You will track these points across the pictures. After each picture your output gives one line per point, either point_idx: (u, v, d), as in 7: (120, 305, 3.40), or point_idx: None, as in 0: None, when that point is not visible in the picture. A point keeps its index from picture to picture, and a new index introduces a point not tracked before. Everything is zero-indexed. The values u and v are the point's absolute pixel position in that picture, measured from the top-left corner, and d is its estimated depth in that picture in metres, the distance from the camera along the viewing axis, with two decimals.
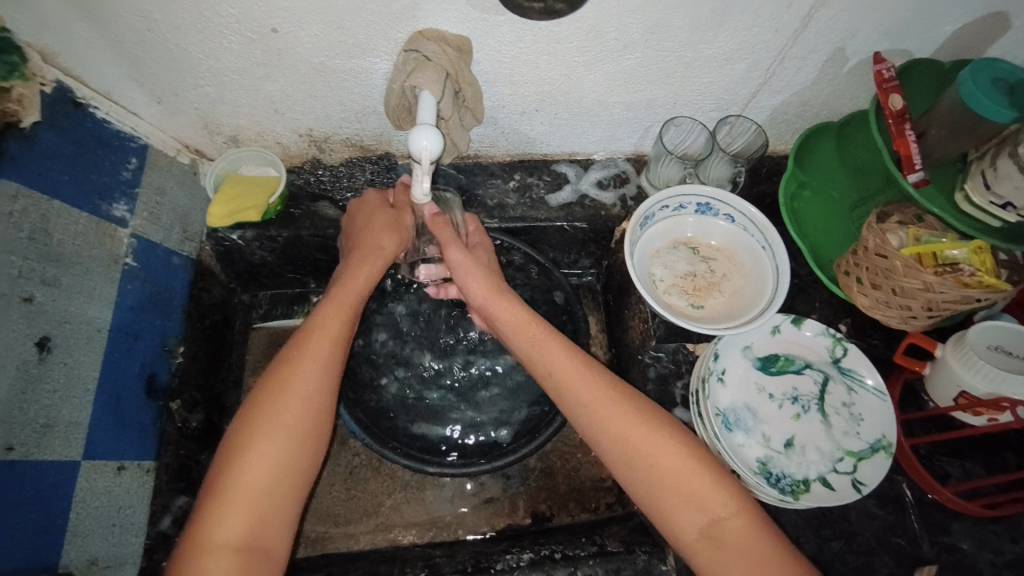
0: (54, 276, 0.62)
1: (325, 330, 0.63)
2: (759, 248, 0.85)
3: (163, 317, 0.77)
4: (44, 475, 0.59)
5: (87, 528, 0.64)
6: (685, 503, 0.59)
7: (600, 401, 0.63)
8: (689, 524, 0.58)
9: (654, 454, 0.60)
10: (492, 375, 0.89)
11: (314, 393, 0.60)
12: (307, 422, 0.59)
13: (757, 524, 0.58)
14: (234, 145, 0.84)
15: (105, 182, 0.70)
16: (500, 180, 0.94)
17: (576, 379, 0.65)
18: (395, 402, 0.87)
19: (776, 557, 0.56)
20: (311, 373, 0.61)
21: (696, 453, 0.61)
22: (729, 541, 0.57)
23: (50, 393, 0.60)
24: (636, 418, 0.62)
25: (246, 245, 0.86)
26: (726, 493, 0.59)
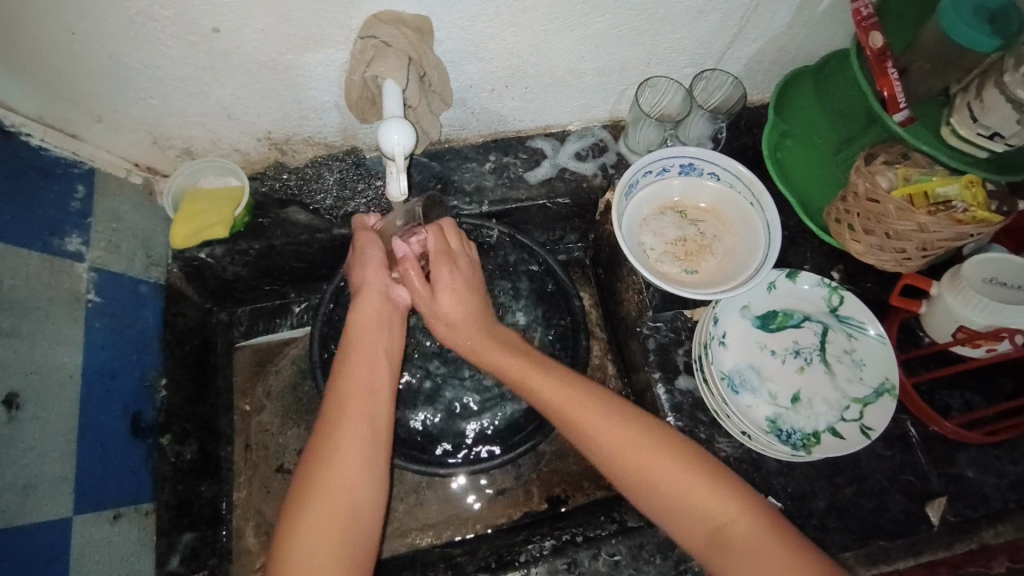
0: (12, 325, 0.57)
1: (354, 395, 0.62)
2: (748, 204, 0.83)
3: (139, 350, 0.73)
4: (34, 537, 0.56)
5: None
6: (688, 511, 0.57)
7: (590, 418, 0.62)
8: (695, 533, 0.57)
9: (655, 467, 0.58)
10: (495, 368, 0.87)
11: (359, 458, 0.59)
12: (359, 490, 0.58)
13: (763, 524, 0.56)
14: (189, 158, 0.79)
15: (53, 216, 0.64)
16: (475, 163, 0.90)
17: (563, 397, 0.64)
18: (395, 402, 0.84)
19: (791, 557, 0.54)
20: (354, 440, 0.59)
21: (693, 462, 0.59)
22: (732, 546, 0.55)
23: (26, 451, 0.56)
24: (631, 428, 0.61)
25: (216, 263, 0.81)
26: (725, 497, 0.57)
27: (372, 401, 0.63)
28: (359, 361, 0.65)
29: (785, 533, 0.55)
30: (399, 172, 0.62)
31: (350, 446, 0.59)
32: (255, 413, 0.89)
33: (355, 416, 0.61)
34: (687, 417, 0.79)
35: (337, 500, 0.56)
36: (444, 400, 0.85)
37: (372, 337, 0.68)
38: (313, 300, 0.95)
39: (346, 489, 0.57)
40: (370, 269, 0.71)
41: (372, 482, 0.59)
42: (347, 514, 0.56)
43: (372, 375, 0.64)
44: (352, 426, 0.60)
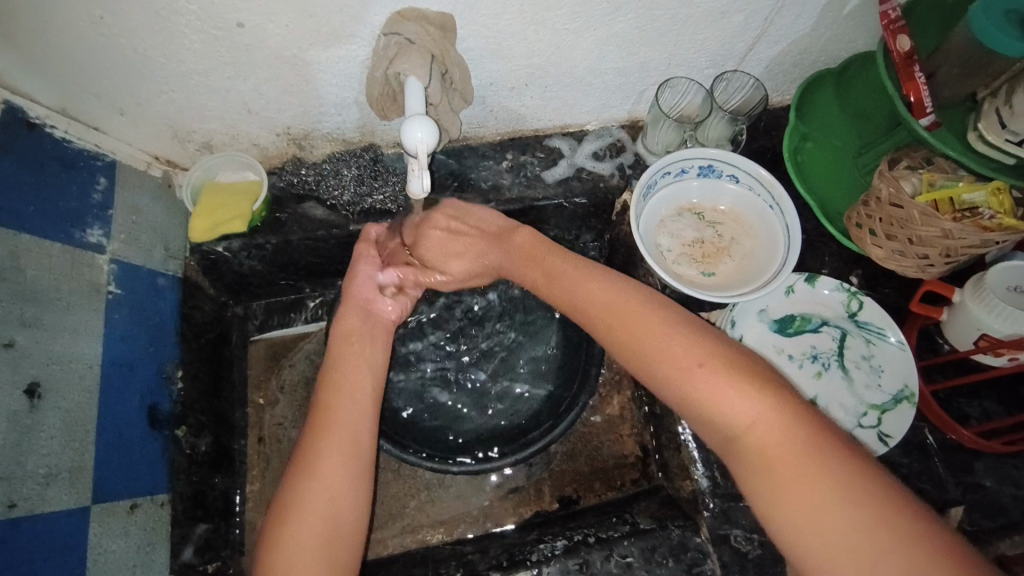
0: (34, 316, 0.57)
1: (334, 418, 0.60)
2: (767, 207, 0.83)
3: (157, 342, 0.73)
4: (54, 526, 0.56)
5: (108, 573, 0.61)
6: (709, 397, 0.52)
7: (619, 312, 0.60)
8: (714, 429, 0.53)
9: (677, 359, 0.55)
10: (510, 371, 0.87)
11: (337, 484, 0.57)
12: (337, 516, 0.56)
13: (791, 424, 0.49)
14: (208, 152, 0.79)
15: (75, 207, 0.65)
16: (492, 161, 0.89)
17: (597, 300, 0.62)
18: (409, 399, 0.85)
19: (808, 449, 0.48)
20: (333, 464, 0.58)
21: (717, 352, 0.54)
22: (750, 443, 0.50)
23: (47, 441, 0.56)
24: (653, 321, 0.58)
25: (233, 256, 0.81)
26: (749, 389, 0.51)
27: (354, 424, 0.61)
28: (343, 382, 0.64)
29: (807, 427, 0.49)
30: (421, 168, 0.62)
31: (330, 470, 0.57)
32: (268, 407, 0.89)
33: (333, 439, 0.59)
34: None
35: (314, 527, 0.54)
36: (457, 399, 0.86)
37: (356, 358, 0.66)
38: (327, 296, 0.95)
39: (323, 515, 0.55)
40: (358, 284, 0.73)
41: (348, 507, 0.57)
42: (327, 494, 0.56)
43: (352, 391, 0.63)
44: (332, 450, 0.58)
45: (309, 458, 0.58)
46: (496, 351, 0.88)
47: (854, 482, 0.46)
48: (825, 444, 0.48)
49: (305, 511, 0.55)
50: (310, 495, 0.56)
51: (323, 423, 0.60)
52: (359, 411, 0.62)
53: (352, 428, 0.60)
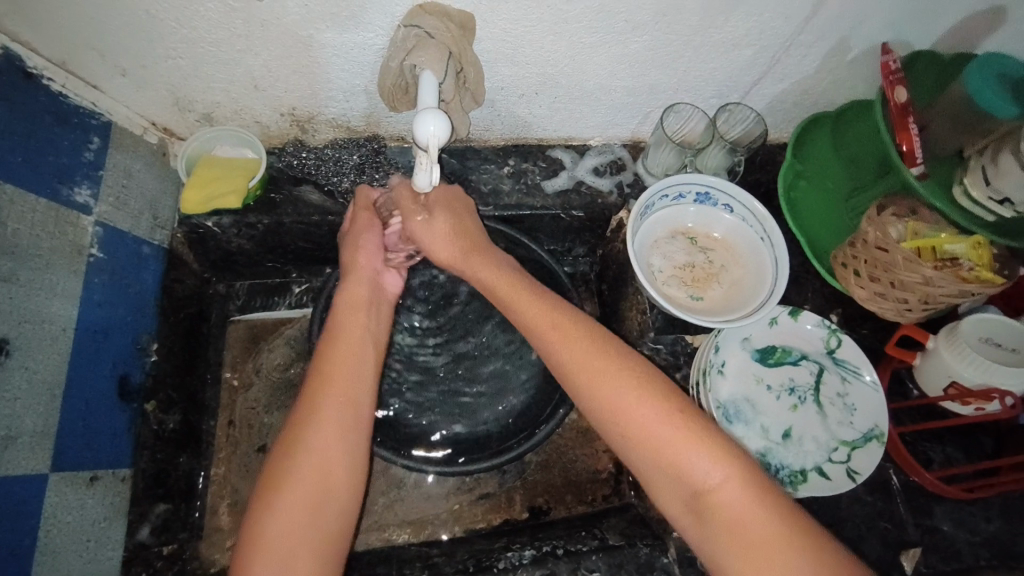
0: (10, 270, 0.55)
1: (332, 387, 0.59)
2: (758, 239, 0.85)
3: (134, 312, 0.71)
4: (8, 490, 0.53)
5: (59, 546, 0.58)
6: (673, 462, 0.54)
7: (594, 370, 0.59)
8: (670, 488, 0.55)
9: (655, 428, 0.55)
10: (493, 376, 0.87)
11: (332, 455, 0.57)
12: (329, 490, 0.56)
13: (747, 490, 0.53)
14: (207, 124, 0.77)
15: (65, 164, 0.63)
16: (494, 165, 0.90)
17: (577, 357, 0.59)
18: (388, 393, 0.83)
19: (771, 525, 0.51)
20: (326, 436, 0.57)
21: (687, 417, 0.56)
22: (707, 505, 0.53)
23: (10, 402, 0.54)
24: (626, 383, 0.57)
25: (222, 232, 0.80)
26: (710, 455, 0.54)
27: (350, 392, 0.60)
28: (341, 350, 0.62)
29: (768, 505, 0.52)
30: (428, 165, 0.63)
31: (323, 442, 0.57)
32: (242, 389, 0.87)
33: (329, 410, 0.58)
34: None
35: (304, 501, 0.54)
36: (436, 398, 0.85)
37: (359, 324, 0.65)
38: (313, 282, 0.94)
39: (312, 491, 0.55)
40: (366, 254, 0.70)
41: (341, 479, 0.57)
42: (319, 484, 0.55)
43: (355, 366, 0.62)
44: (327, 420, 0.58)
45: (302, 429, 0.57)
46: (480, 354, 0.87)
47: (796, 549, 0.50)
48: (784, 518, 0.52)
49: (294, 484, 0.55)
50: (301, 485, 0.55)
51: (319, 391, 0.59)
52: (357, 379, 0.61)
53: (350, 397, 0.60)
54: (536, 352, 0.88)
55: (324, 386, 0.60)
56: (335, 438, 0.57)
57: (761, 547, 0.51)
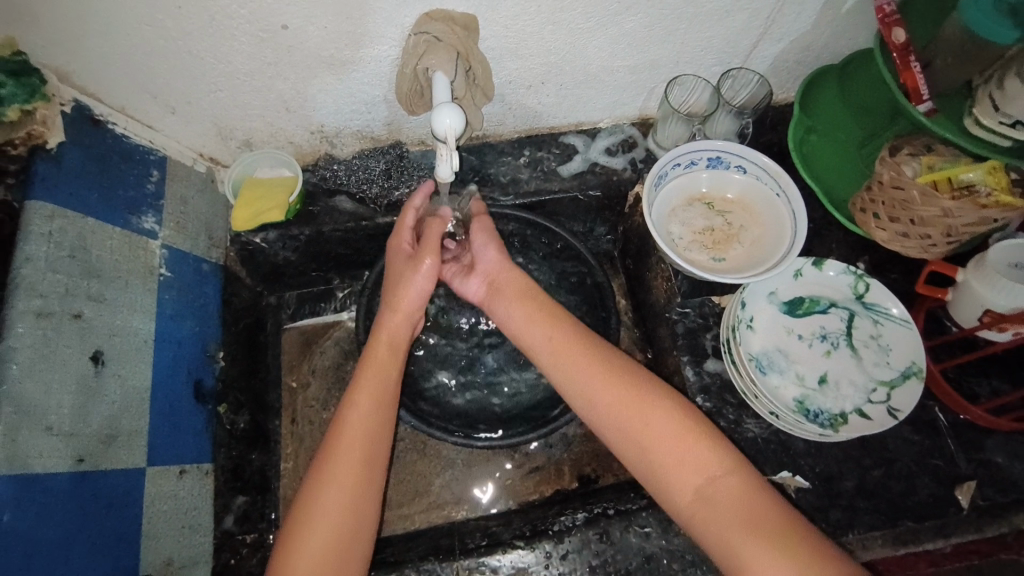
0: (99, 291, 0.63)
1: (352, 446, 0.63)
2: (774, 195, 0.87)
3: (202, 324, 0.78)
4: (116, 481, 0.61)
5: (160, 530, 0.65)
6: (684, 457, 0.62)
7: (605, 391, 0.67)
8: (687, 488, 0.61)
9: (671, 432, 0.63)
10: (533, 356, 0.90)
11: (356, 491, 0.61)
12: (353, 515, 0.60)
13: (748, 482, 0.60)
14: (247, 150, 0.85)
15: (132, 196, 0.71)
16: (510, 157, 0.94)
17: (578, 374, 0.69)
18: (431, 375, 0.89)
19: (765, 509, 0.59)
20: (344, 471, 0.62)
21: (687, 421, 0.64)
22: (722, 497, 0.60)
23: (110, 405, 0.62)
24: (646, 390, 0.66)
25: (269, 247, 0.87)
26: (718, 450, 0.62)
27: (369, 439, 0.64)
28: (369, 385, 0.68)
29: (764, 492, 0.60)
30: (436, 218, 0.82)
31: (342, 489, 0.61)
32: (301, 389, 0.94)
33: (355, 447, 0.63)
34: (715, 398, 0.81)
35: (329, 538, 0.58)
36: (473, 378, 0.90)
37: (384, 365, 0.70)
38: (355, 286, 1.00)
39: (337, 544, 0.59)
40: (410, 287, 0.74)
41: (364, 518, 0.61)
42: (343, 515, 0.60)
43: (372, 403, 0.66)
44: (348, 452, 0.63)
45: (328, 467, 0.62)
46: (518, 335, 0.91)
47: (805, 537, 0.57)
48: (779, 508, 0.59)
49: (324, 509, 0.60)
50: (319, 520, 0.59)
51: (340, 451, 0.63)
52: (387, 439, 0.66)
53: (367, 455, 0.63)
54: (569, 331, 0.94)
55: (345, 426, 0.64)
56: (354, 478, 0.61)
57: (763, 522, 0.57)
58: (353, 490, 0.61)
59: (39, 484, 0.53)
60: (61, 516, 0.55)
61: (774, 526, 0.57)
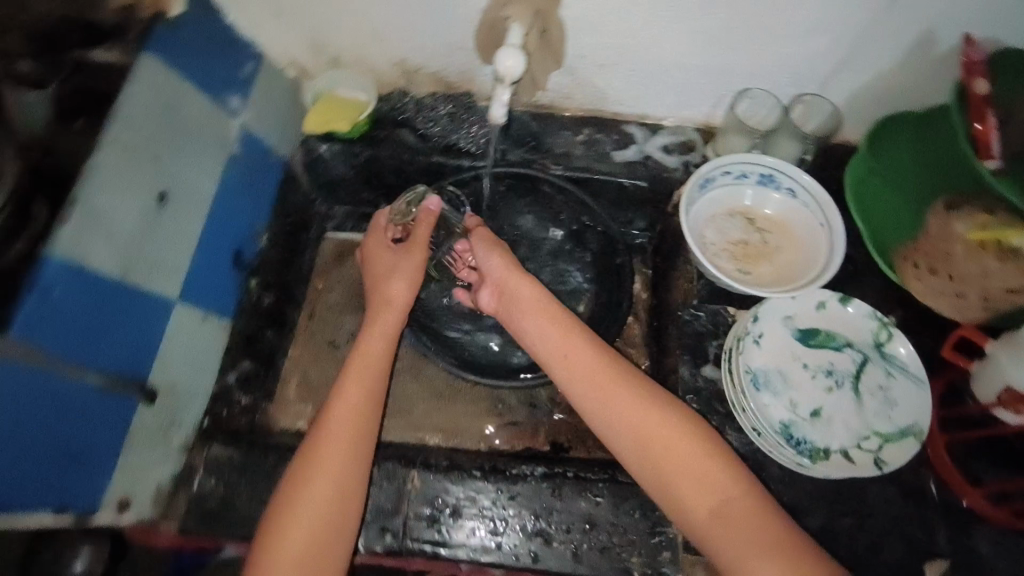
0: (178, 143, 0.72)
1: (334, 442, 0.65)
2: (817, 226, 0.86)
3: (255, 205, 0.86)
4: (149, 303, 0.69)
5: (173, 360, 0.73)
6: (698, 482, 0.62)
7: (617, 397, 0.67)
8: (700, 506, 0.61)
9: (685, 444, 0.63)
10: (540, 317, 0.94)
11: (342, 477, 0.64)
12: (343, 498, 0.63)
13: (759, 504, 0.60)
14: (334, 68, 0.93)
15: (227, 76, 0.80)
16: (569, 132, 0.97)
17: (590, 375, 0.69)
18: (433, 315, 0.94)
19: (772, 534, 0.58)
20: (334, 460, 0.64)
21: (703, 440, 0.64)
22: (733, 515, 0.60)
23: (162, 239, 0.70)
24: (659, 410, 0.65)
25: (331, 158, 0.97)
26: (731, 472, 0.62)
27: (359, 431, 0.66)
28: (360, 377, 0.69)
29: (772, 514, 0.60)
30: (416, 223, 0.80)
31: (331, 476, 0.63)
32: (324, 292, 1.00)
33: (344, 440, 0.65)
34: (702, 402, 0.81)
35: (318, 522, 0.61)
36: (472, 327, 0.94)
37: (377, 358, 0.72)
38: None
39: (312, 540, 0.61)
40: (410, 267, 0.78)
41: (353, 502, 0.64)
42: (334, 493, 0.63)
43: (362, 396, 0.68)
44: (337, 443, 0.65)
45: (318, 455, 0.64)
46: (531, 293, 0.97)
47: (808, 559, 0.57)
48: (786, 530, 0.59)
49: (314, 493, 0.62)
50: (309, 505, 0.62)
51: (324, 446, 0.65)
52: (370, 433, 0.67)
53: (354, 446, 0.65)
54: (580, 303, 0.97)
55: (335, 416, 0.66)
56: (341, 467, 0.64)
57: (767, 545, 0.57)
58: (343, 477, 0.64)
59: (96, 282, 0.61)
60: (105, 316, 0.63)
61: (780, 549, 0.57)
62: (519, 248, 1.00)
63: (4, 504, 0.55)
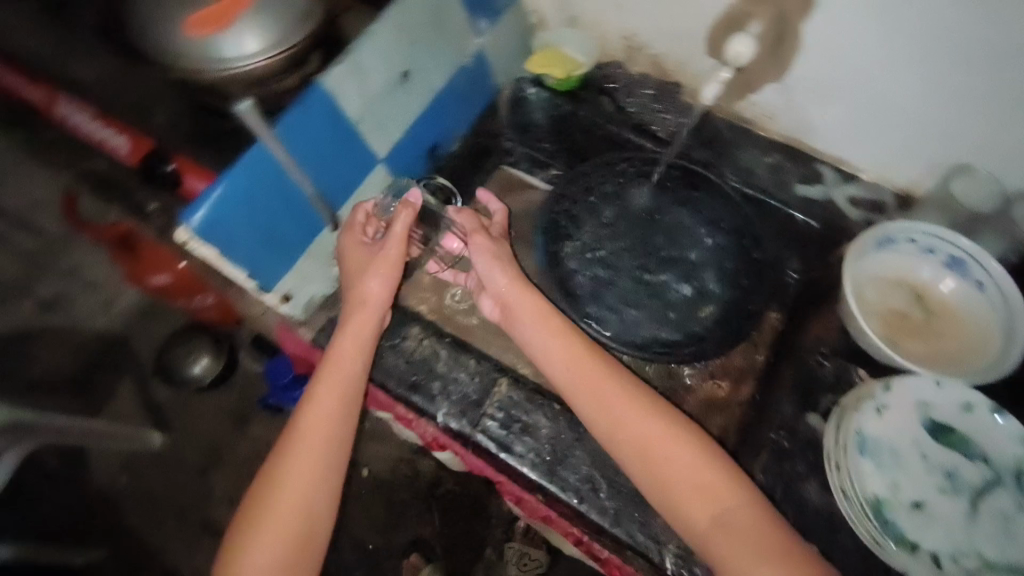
0: (431, 38, 0.83)
1: (306, 448, 0.69)
2: (995, 328, 0.79)
3: (460, 114, 0.98)
4: (362, 152, 0.82)
5: (358, 206, 0.87)
6: (704, 494, 0.64)
7: (628, 410, 0.69)
8: (704, 516, 0.63)
9: (689, 456, 0.66)
10: (669, 307, 0.94)
11: (316, 472, 0.69)
12: (320, 485, 0.69)
13: (766, 519, 0.63)
14: (569, 26, 1.01)
15: (486, 1, 0.90)
16: (758, 151, 0.97)
17: (590, 380, 0.72)
18: (573, 258, 0.97)
19: (778, 547, 0.60)
20: (303, 462, 0.69)
21: (706, 451, 0.67)
22: (739, 526, 0.62)
23: (390, 107, 0.83)
24: (663, 417, 0.69)
25: (534, 103, 1.05)
26: (743, 487, 0.65)
27: (331, 432, 0.71)
28: (330, 384, 0.73)
29: (778, 525, 0.62)
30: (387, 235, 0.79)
31: (306, 470, 0.69)
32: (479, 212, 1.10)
33: (316, 444, 0.70)
34: (795, 443, 0.80)
35: (296, 511, 0.67)
36: (602, 284, 0.95)
37: (350, 365, 0.75)
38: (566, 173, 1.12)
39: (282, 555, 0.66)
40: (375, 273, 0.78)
41: (327, 492, 0.69)
42: (313, 482, 0.68)
43: (330, 406, 0.72)
44: (309, 445, 0.70)
45: (291, 453, 0.69)
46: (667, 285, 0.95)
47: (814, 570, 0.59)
48: (793, 542, 0.61)
49: (290, 486, 0.67)
50: (284, 497, 0.67)
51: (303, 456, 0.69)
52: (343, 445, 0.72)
53: (330, 440, 0.71)
54: (710, 309, 0.93)
55: (304, 421, 0.71)
56: (312, 466, 0.69)
57: (771, 553, 0.59)
58: (318, 471, 0.69)
59: (339, 117, 0.76)
60: (331, 146, 0.77)
61: (787, 560, 0.59)
62: (670, 238, 0.98)
63: (224, 254, 0.70)
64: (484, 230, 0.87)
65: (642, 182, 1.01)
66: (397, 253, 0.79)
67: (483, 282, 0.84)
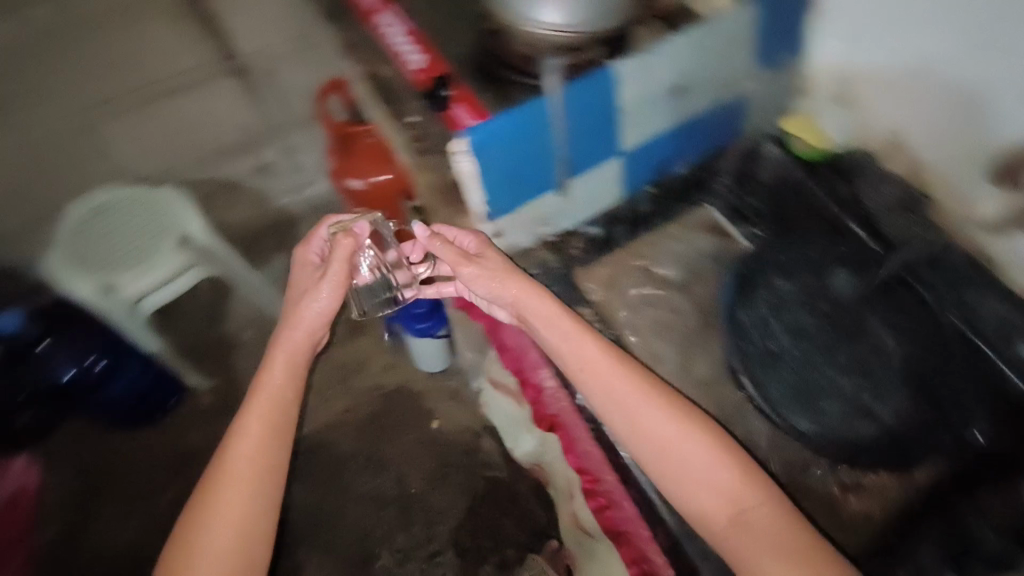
0: (717, 65, 0.90)
1: (236, 472, 0.80)
2: None
3: (703, 144, 1.03)
4: (619, 141, 0.89)
5: (588, 187, 0.94)
6: (711, 492, 0.72)
7: (631, 404, 0.78)
8: (722, 513, 0.71)
9: (695, 455, 0.74)
10: (839, 407, 0.88)
11: (252, 481, 0.80)
12: (256, 499, 0.79)
13: (787, 522, 0.69)
14: (833, 106, 1.04)
15: (773, 53, 0.97)
16: (993, 296, 0.91)
17: (611, 386, 0.79)
18: (749, 316, 0.95)
19: (795, 540, 0.67)
20: (234, 486, 0.79)
21: (717, 448, 0.74)
22: (760, 530, 0.69)
23: (660, 111, 0.89)
24: (676, 415, 0.76)
25: (771, 157, 1.04)
26: (761, 489, 0.72)
27: (252, 466, 0.81)
28: (255, 415, 0.84)
29: (797, 524, 0.69)
30: (331, 262, 0.92)
31: (238, 492, 0.79)
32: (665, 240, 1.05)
33: (236, 476, 0.79)
34: None
35: (236, 514, 0.77)
36: (774, 356, 0.92)
37: (258, 423, 0.83)
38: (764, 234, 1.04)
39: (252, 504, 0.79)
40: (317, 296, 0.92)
41: (270, 493, 0.80)
42: (249, 489, 0.79)
43: (247, 444, 0.82)
44: (234, 472, 0.80)
45: (219, 475, 0.80)
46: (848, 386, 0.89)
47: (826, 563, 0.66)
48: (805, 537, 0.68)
49: (232, 492, 0.78)
50: (231, 497, 0.78)
51: (229, 479, 0.79)
52: (285, 426, 0.85)
53: (257, 473, 0.80)
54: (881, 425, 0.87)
55: (229, 459, 0.81)
56: (243, 482, 0.79)
57: (786, 551, 0.66)
58: (254, 480, 0.80)
59: (622, 102, 0.83)
60: (601, 124, 0.84)
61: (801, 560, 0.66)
62: (863, 341, 0.91)
63: (487, 179, 0.81)
64: (468, 256, 0.86)
65: (852, 274, 0.95)
66: (341, 272, 0.92)
67: (514, 301, 0.86)
